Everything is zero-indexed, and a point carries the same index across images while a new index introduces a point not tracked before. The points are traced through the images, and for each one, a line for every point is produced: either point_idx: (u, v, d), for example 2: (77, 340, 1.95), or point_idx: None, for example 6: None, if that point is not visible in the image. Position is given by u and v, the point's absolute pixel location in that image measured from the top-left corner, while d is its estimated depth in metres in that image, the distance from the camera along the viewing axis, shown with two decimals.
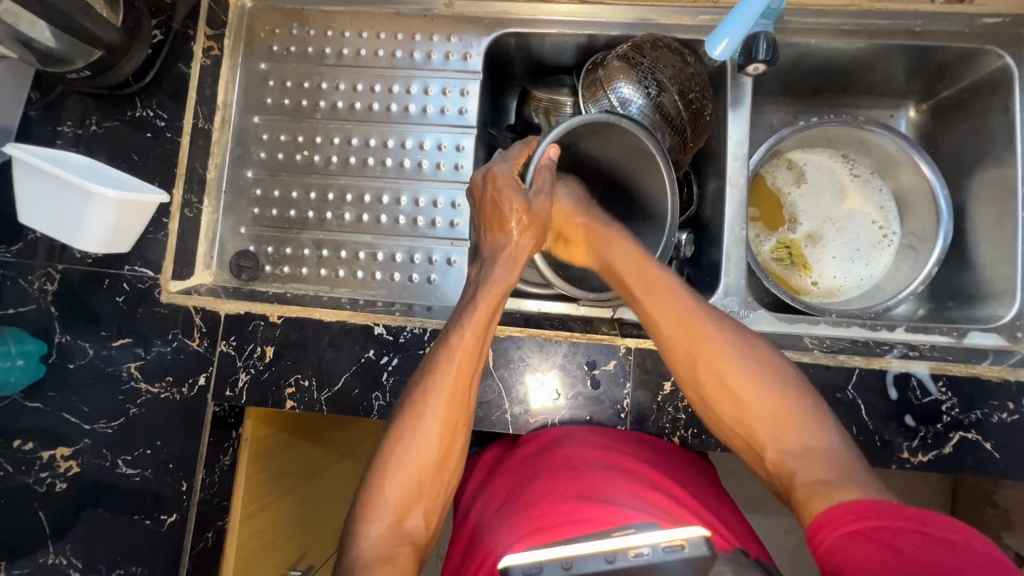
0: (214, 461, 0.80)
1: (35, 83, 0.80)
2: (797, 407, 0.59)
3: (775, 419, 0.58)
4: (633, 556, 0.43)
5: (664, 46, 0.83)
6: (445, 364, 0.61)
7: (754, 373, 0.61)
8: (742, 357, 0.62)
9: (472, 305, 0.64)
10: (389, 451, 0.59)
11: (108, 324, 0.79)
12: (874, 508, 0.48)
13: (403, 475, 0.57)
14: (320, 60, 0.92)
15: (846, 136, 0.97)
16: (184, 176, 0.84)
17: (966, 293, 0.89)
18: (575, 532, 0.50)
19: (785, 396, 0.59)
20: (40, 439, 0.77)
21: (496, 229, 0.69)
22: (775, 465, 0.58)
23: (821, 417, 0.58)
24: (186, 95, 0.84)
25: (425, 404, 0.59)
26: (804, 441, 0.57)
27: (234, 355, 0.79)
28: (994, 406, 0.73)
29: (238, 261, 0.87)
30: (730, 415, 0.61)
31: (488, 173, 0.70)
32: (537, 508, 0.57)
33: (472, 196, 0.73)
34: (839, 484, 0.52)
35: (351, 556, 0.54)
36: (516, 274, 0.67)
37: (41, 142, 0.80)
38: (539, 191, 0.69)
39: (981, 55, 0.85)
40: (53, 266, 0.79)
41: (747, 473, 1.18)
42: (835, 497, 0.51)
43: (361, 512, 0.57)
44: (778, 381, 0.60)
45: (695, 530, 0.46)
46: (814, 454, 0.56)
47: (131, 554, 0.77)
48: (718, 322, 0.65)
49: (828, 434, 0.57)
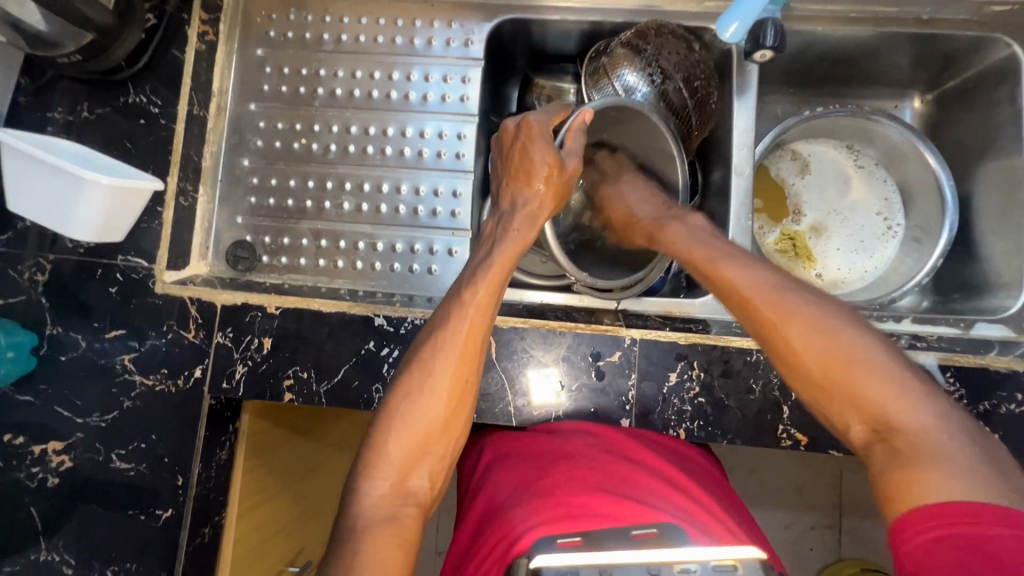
0: (211, 456, 0.79)
1: (25, 68, 0.78)
2: (891, 382, 0.52)
3: (858, 393, 0.53)
4: (679, 572, 0.44)
5: (669, 32, 0.82)
6: (457, 319, 0.59)
7: (831, 339, 0.55)
8: (818, 325, 0.56)
9: (486, 265, 0.62)
10: (398, 405, 0.57)
11: (101, 316, 0.77)
12: (927, 511, 0.46)
13: (412, 430, 0.56)
14: (318, 46, 0.90)
15: (851, 126, 0.96)
16: (178, 165, 0.82)
17: (972, 285, 0.88)
18: (597, 527, 0.50)
19: (885, 372, 0.53)
20: (31, 434, 0.75)
21: (520, 179, 0.68)
22: (860, 444, 0.53)
23: (919, 392, 0.52)
24: (180, 81, 0.82)
25: (437, 359, 0.58)
26: (891, 418, 0.51)
27: (231, 347, 0.77)
28: (1002, 397, 0.72)
29: (234, 252, 0.86)
30: (812, 390, 0.56)
31: (522, 120, 0.70)
32: (553, 497, 0.56)
33: (501, 142, 0.72)
34: (922, 464, 0.48)
35: (354, 513, 0.53)
36: (534, 232, 0.66)
37: (30, 128, 0.78)
38: (568, 151, 0.69)
39: (988, 43, 0.84)
40: (43, 256, 0.77)
41: (749, 467, 1.18)
42: (911, 501, 0.47)
43: (365, 469, 0.55)
44: (866, 350, 0.54)
45: (749, 551, 0.46)
46: (903, 433, 0.50)
47: (125, 551, 0.75)
48: (808, 295, 0.59)
49: (927, 413, 0.50)
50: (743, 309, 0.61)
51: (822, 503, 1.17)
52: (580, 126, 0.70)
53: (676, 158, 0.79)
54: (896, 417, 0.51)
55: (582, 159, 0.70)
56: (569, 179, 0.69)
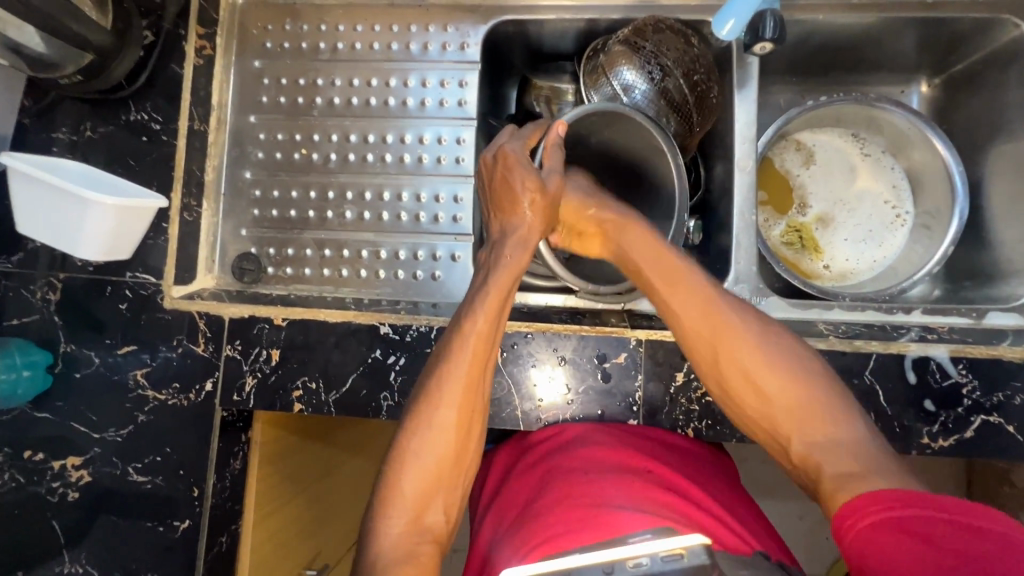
0: (225, 466, 0.80)
1: (27, 89, 0.79)
2: (819, 396, 0.58)
3: (798, 403, 0.58)
4: (633, 566, 0.46)
5: (667, 28, 0.80)
6: (459, 349, 0.59)
7: (771, 359, 0.60)
8: (765, 346, 0.61)
9: (483, 292, 0.62)
10: (407, 443, 0.57)
11: (112, 332, 0.79)
12: (883, 500, 0.49)
13: (421, 468, 0.56)
14: (315, 56, 0.90)
15: (857, 114, 0.95)
16: (181, 180, 0.82)
17: (985, 272, 0.87)
18: (578, 542, 0.50)
19: (815, 387, 0.58)
20: (50, 449, 0.77)
21: (508, 208, 0.68)
22: (797, 453, 0.57)
23: (841, 399, 0.58)
24: (180, 96, 0.82)
25: (443, 394, 0.58)
26: (826, 425, 0.56)
27: (240, 359, 0.78)
28: (1016, 388, 0.71)
29: (240, 265, 0.87)
30: (759, 406, 0.60)
31: (499, 151, 0.70)
32: (542, 521, 0.56)
33: (482, 175, 0.73)
34: (866, 473, 0.52)
35: (372, 555, 0.53)
36: (529, 254, 0.66)
37: (36, 149, 0.79)
38: (548, 170, 0.70)
39: (996, 25, 0.82)
40: (55, 275, 0.78)
41: (763, 459, 1.17)
42: (862, 489, 0.51)
43: (379, 510, 0.55)
44: (798, 367, 0.59)
45: (695, 538, 0.48)
46: (843, 446, 0.55)
47: (146, 562, 0.77)
48: (750, 314, 0.63)
49: (850, 425, 0.56)
50: (708, 323, 0.63)
51: None
52: (556, 147, 0.71)
53: (668, 156, 0.77)
54: (829, 426, 0.56)
55: (563, 175, 0.70)
56: (555, 199, 0.69)
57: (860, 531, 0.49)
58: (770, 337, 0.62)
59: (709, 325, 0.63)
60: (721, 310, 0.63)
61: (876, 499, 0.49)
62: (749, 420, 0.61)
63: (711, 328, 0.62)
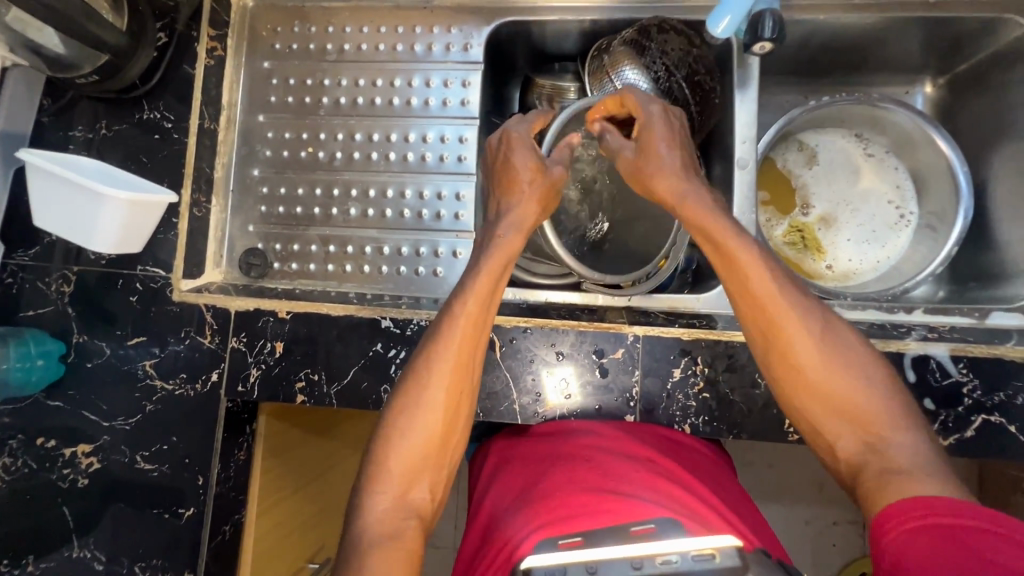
0: (230, 456, 0.82)
1: (47, 90, 0.81)
2: (882, 405, 0.55)
3: (857, 412, 0.55)
4: (661, 563, 0.45)
5: (671, 29, 0.81)
6: (448, 331, 0.60)
7: (841, 359, 0.57)
8: (827, 341, 0.58)
9: (473, 274, 0.63)
10: (394, 422, 0.58)
11: (124, 324, 0.81)
12: (927, 503, 0.47)
13: (409, 448, 0.57)
14: (322, 57, 0.92)
15: (861, 115, 0.95)
16: (191, 176, 0.84)
17: (989, 273, 0.86)
18: (593, 525, 0.50)
19: (881, 393, 0.56)
20: (63, 438, 0.79)
21: (506, 188, 0.69)
22: (845, 459, 0.56)
23: (905, 414, 0.55)
24: (191, 95, 0.84)
25: (433, 373, 0.58)
26: (883, 434, 0.54)
27: (245, 351, 0.80)
28: (1019, 387, 0.71)
29: (247, 260, 0.89)
30: (811, 400, 0.57)
31: (503, 133, 0.72)
32: (553, 498, 0.57)
33: (487, 158, 0.75)
34: (914, 475, 0.50)
35: (357, 532, 0.53)
36: (522, 238, 0.66)
37: (53, 147, 0.82)
38: (553, 159, 0.71)
39: (1000, 24, 0.81)
40: (70, 268, 0.80)
41: (766, 463, 1.17)
42: (906, 490, 0.49)
43: (365, 486, 0.56)
44: (866, 375, 0.57)
45: (726, 539, 0.48)
46: (890, 448, 0.53)
47: (152, 548, 0.79)
48: (813, 300, 0.60)
49: (911, 439, 0.53)
50: (762, 305, 0.59)
51: (843, 496, 1.15)
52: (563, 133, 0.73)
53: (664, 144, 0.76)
54: (886, 435, 0.54)
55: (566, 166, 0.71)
56: (555, 182, 0.69)
57: (896, 536, 0.47)
58: (826, 323, 0.59)
59: (771, 309, 0.59)
60: (779, 294, 0.59)
61: (920, 504, 0.48)
62: (796, 408, 0.59)
63: (763, 307, 0.59)
